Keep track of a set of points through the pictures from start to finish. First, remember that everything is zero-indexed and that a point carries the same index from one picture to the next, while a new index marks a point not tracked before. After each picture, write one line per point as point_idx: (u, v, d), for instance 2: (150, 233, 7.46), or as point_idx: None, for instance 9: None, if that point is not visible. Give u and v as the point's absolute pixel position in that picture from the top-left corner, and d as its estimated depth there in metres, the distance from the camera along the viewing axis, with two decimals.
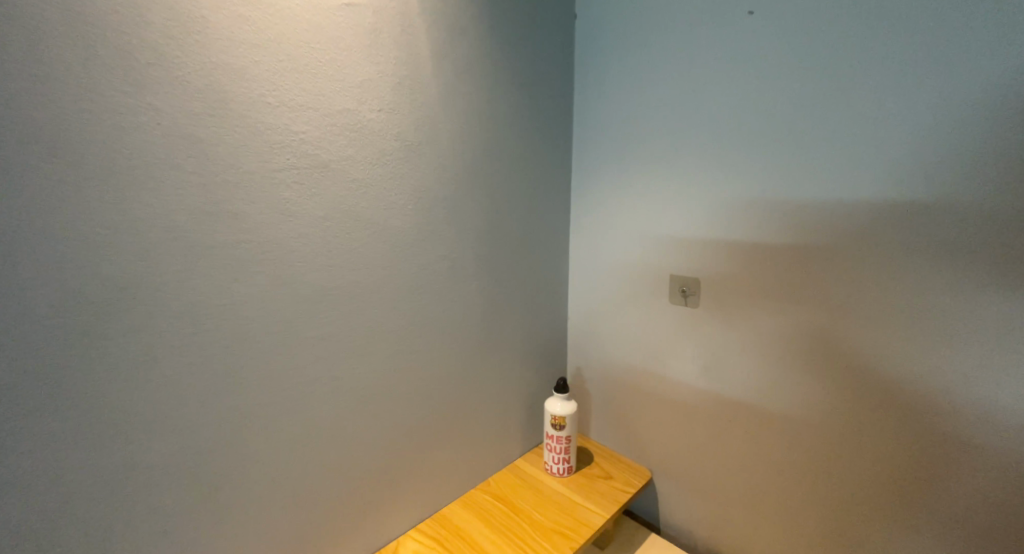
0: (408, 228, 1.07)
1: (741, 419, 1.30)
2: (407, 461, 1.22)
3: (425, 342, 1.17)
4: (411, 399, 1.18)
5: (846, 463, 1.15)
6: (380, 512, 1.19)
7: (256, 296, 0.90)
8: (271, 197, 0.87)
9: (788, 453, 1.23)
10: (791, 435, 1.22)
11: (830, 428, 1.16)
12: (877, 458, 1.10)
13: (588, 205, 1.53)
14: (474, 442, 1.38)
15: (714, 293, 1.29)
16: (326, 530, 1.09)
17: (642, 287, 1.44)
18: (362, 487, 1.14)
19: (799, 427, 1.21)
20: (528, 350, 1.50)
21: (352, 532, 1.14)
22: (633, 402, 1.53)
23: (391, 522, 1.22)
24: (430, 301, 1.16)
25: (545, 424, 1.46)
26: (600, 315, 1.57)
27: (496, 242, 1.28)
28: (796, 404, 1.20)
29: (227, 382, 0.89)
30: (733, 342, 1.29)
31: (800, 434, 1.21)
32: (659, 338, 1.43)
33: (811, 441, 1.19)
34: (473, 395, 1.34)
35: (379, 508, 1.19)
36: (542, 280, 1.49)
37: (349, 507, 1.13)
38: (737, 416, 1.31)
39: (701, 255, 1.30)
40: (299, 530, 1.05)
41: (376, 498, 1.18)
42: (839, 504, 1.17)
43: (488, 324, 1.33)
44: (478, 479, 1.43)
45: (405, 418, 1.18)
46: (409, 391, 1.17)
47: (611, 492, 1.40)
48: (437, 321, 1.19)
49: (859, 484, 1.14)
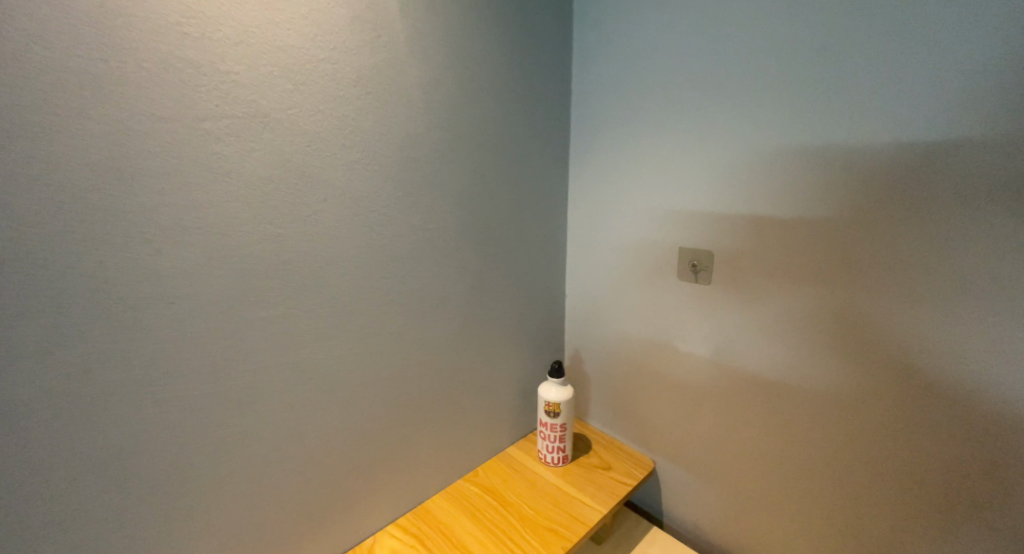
0: (374, 191, 0.93)
1: (754, 408, 1.17)
2: (383, 452, 1.11)
3: (399, 322, 1.05)
4: (385, 384, 1.06)
5: (873, 460, 1.01)
6: (355, 507, 1.09)
7: (189, 271, 0.76)
8: (201, 152, 0.73)
9: (807, 447, 1.10)
10: (810, 428, 1.09)
11: (853, 421, 1.02)
12: (908, 454, 0.97)
13: (588, 170, 1.37)
14: (459, 430, 1.27)
15: (728, 268, 1.14)
16: (290, 529, 0.99)
17: (647, 262, 1.29)
18: (332, 482, 1.03)
19: (819, 419, 1.07)
20: (519, 330, 1.37)
21: (321, 529, 1.04)
22: (635, 386, 1.40)
23: (366, 517, 1.12)
24: (404, 277, 1.03)
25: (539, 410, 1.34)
26: (601, 292, 1.42)
27: (481, 210, 1.14)
28: (818, 394, 1.06)
29: (162, 370, 0.77)
30: (748, 324, 1.14)
31: (819, 426, 1.07)
32: (666, 318, 1.29)
33: (835, 436, 1.05)
34: (458, 380, 1.22)
35: (353, 503, 1.08)
36: (536, 254, 1.35)
37: (318, 503, 1.02)
38: (750, 404, 1.18)
39: (713, 225, 1.14)
40: (258, 531, 0.94)
41: (349, 492, 1.07)
42: (862, 504, 1.04)
43: (473, 302, 1.19)
44: (465, 469, 1.32)
45: (378, 406, 1.06)
46: (382, 377, 1.05)
47: (610, 485, 1.29)
48: (412, 299, 1.06)
49: (885, 484, 1.00)
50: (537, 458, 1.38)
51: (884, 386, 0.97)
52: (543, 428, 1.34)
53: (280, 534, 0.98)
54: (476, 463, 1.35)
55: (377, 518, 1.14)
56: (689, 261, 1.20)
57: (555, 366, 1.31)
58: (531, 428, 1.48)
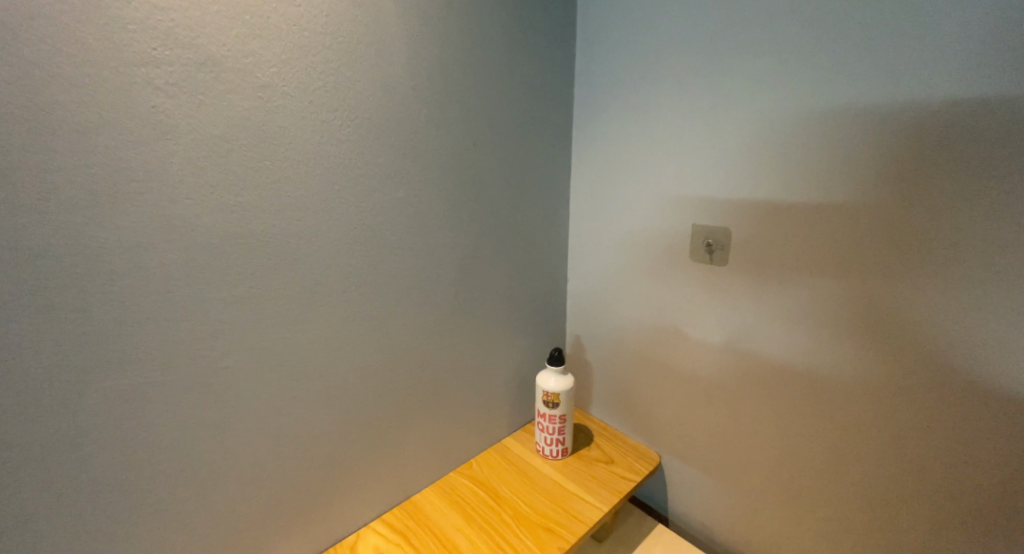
0: (347, 156, 0.83)
1: (769, 401, 1.07)
2: (365, 444, 1.02)
3: (380, 303, 0.95)
4: (365, 371, 0.97)
5: (902, 458, 0.92)
6: (335, 502, 1.01)
7: (133, 244, 0.67)
8: (138, 105, 0.64)
9: (826, 444, 1.00)
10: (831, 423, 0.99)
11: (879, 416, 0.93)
12: (940, 451, 0.87)
13: (592, 141, 1.26)
14: (450, 419, 1.18)
15: (747, 247, 1.03)
16: (263, 527, 0.91)
17: (655, 241, 1.18)
18: (309, 477, 0.95)
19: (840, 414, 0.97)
20: (515, 314, 1.27)
21: (299, 527, 0.96)
22: (639, 375, 1.31)
23: (348, 514, 1.04)
24: (386, 254, 0.93)
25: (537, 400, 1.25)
26: (605, 274, 1.32)
27: (472, 181, 1.03)
28: (842, 387, 0.96)
29: (104, 354, 0.69)
30: (766, 310, 1.03)
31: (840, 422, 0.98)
32: (674, 302, 1.18)
33: (861, 433, 0.95)
34: (447, 367, 1.13)
35: (333, 497, 1.00)
36: (535, 232, 1.25)
37: (294, 498, 0.94)
38: (763, 397, 1.08)
39: (730, 200, 1.03)
40: (226, 529, 0.86)
41: (328, 486, 0.99)
42: (888, 505, 0.95)
43: (464, 283, 1.10)
44: (457, 461, 1.24)
45: (357, 395, 0.97)
46: (361, 363, 0.96)
47: (612, 480, 1.20)
48: (395, 279, 0.96)
49: (914, 483, 0.91)
50: (535, 450, 1.30)
51: (917, 378, 0.87)
52: (541, 420, 1.25)
53: (252, 532, 0.90)
54: (470, 454, 1.27)
55: (360, 513, 1.06)
56: (701, 240, 1.09)
57: (554, 353, 1.22)
58: (529, 418, 1.40)
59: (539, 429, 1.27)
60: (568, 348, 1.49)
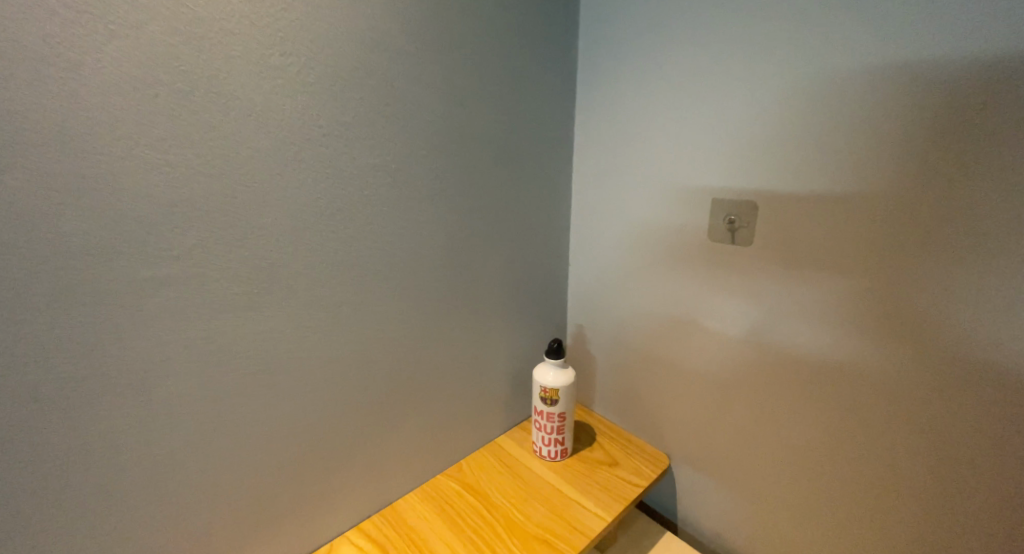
0: (299, 114, 0.73)
1: (790, 400, 0.95)
2: (335, 440, 0.92)
3: (347, 283, 0.86)
4: (331, 359, 0.87)
5: (941, 464, 0.80)
6: (307, 501, 0.92)
7: (50, 202, 0.60)
8: (36, 32, 0.55)
9: (854, 449, 0.88)
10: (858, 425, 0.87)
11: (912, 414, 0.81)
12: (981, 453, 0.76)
13: (598, 109, 1.13)
14: (436, 415, 1.08)
15: (775, 223, 0.90)
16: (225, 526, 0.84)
17: (667, 220, 1.05)
18: (269, 473, 0.86)
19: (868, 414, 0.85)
20: (509, 301, 1.16)
21: (266, 527, 0.88)
22: (645, 369, 1.19)
23: (323, 514, 0.95)
24: (348, 229, 0.83)
25: (534, 397, 1.14)
26: (609, 258, 1.20)
27: (453, 149, 0.93)
28: (875, 384, 0.84)
29: (8, 329, 0.60)
30: (795, 296, 0.90)
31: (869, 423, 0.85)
32: (687, 288, 1.05)
33: (896, 436, 0.83)
34: (431, 357, 1.02)
35: (299, 497, 0.91)
36: (530, 209, 1.13)
37: (258, 495, 0.86)
38: (783, 395, 0.95)
39: (758, 169, 0.90)
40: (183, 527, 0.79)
41: (292, 485, 0.89)
42: (924, 517, 0.83)
43: (446, 263, 0.99)
44: (445, 461, 1.13)
45: (324, 384, 0.88)
46: (327, 351, 0.86)
47: (615, 486, 1.08)
48: (363, 256, 0.86)
49: (961, 494, 0.79)
50: (532, 451, 1.18)
51: (969, 373, 0.75)
52: (539, 418, 1.13)
53: (209, 532, 0.82)
54: (460, 454, 1.16)
55: (332, 515, 0.97)
56: (721, 218, 0.96)
57: (553, 345, 1.10)
58: (526, 414, 1.29)
59: (536, 429, 1.15)
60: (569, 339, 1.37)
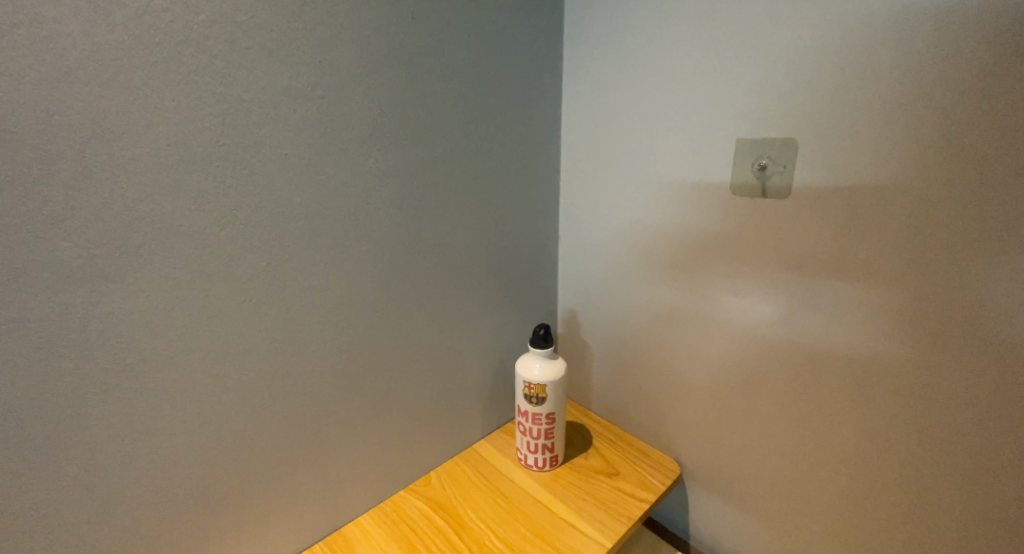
0: (167, 5, 0.55)
1: (830, 401, 0.75)
2: (253, 445, 0.74)
3: (256, 246, 0.67)
4: (243, 342, 0.69)
5: None
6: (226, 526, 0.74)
7: None
8: None
9: (913, 458, 0.69)
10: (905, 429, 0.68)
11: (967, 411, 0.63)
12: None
13: (589, 45, 0.92)
14: (392, 415, 0.89)
15: (817, 171, 0.69)
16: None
17: (678, 176, 0.84)
18: (163, 492, 0.67)
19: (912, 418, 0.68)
20: (481, 277, 0.96)
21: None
22: (649, 363, 0.99)
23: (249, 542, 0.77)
24: (260, 172, 0.65)
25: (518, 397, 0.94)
26: (604, 229, 0.99)
27: (398, 79, 0.75)
28: (947, 377, 0.64)
29: None
30: (845, 262, 0.69)
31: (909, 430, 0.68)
32: (703, 259, 0.84)
33: (973, 440, 0.64)
34: (380, 341, 0.84)
35: (208, 521, 0.72)
36: (505, 167, 0.93)
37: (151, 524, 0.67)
38: (819, 395, 0.76)
39: (800, 95, 0.68)
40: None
41: (201, 506, 0.71)
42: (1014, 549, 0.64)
43: (396, 225, 0.81)
44: (409, 472, 0.94)
45: (232, 375, 0.70)
46: (237, 331, 0.68)
47: (616, 501, 0.89)
48: (281, 212, 0.68)
49: None
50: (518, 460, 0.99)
51: None
52: (524, 421, 0.93)
53: None
54: (428, 463, 0.97)
55: (257, 540, 0.78)
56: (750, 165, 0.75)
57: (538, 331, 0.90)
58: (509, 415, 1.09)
59: (521, 434, 0.95)
60: (559, 328, 1.17)
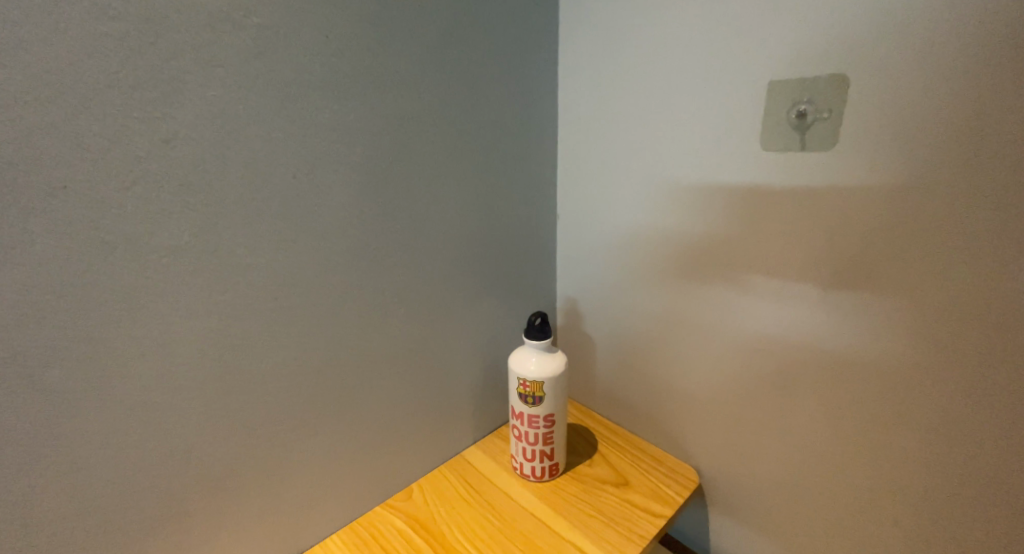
0: None
1: (891, 400, 0.61)
2: (191, 462, 0.60)
3: (178, 216, 0.53)
4: (169, 337, 0.55)
5: None
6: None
7: None
8: None
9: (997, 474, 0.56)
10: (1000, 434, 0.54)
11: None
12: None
13: None
14: (364, 423, 0.75)
15: (882, 116, 0.55)
16: None
17: (700, 137, 0.69)
18: (74, 521, 0.54)
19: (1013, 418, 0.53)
20: (468, 263, 0.82)
21: None
22: (663, 360, 0.85)
23: None
24: (180, 120, 0.51)
25: (511, 397, 0.82)
26: (607, 205, 0.85)
27: (357, 10, 0.60)
28: None
29: None
30: (918, 228, 0.55)
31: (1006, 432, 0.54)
32: (730, 236, 0.70)
33: None
34: (346, 337, 0.70)
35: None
36: (494, 132, 0.79)
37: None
38: (878, 393, 0.62)
39: (867, 16, 0.53)
40: None
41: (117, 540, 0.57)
42: None
43: (363, 195, 0.66)
44: (387, 486, 0.81)
45: (157, 379, 0.56)
46: (159, 322, 0.54)
47: (626, 517, 0.77)
48: (206, 171, 0.54)
49: None
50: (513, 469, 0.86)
51: None
52: (518, 425, 0.81)
53: None
54: (409, 473, 0.84)
55: None
56: (787, 113, 0.61)
57: (533, 321, 0.78)
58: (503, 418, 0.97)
59: (515, 440, 0.83)
60: (559, 318, 1.04)
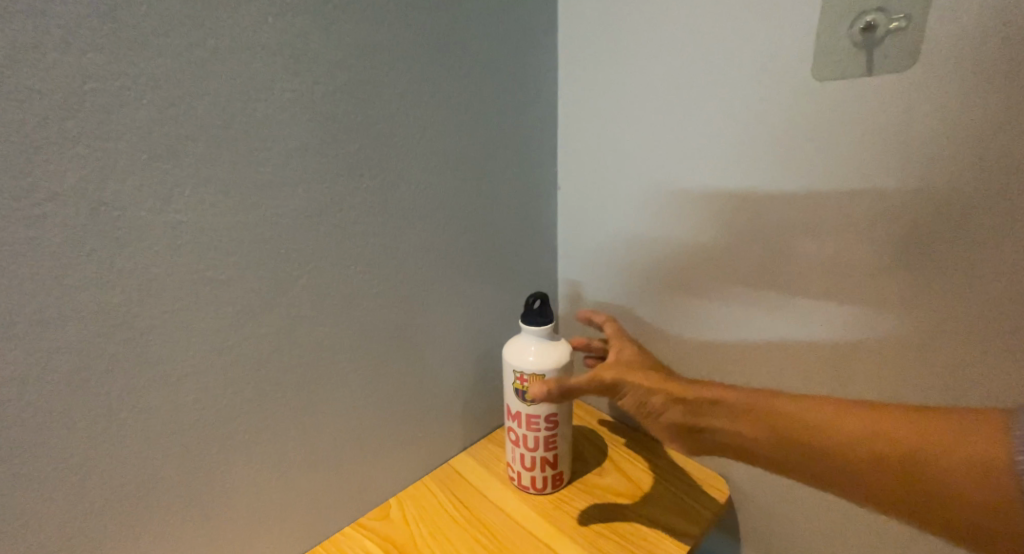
0: None
1: None
2: (127, 484, 0.46)
3: (97, 155, 0.39)
4: (79, 322, 0.41)
5: None
6: None
7: None
8: None
9: None
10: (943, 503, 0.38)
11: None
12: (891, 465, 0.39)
13: None
14: (344, 431, 0.61)
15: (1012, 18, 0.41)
16: None
17: (742, 73, 0.56)
18: None
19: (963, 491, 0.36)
20: (465, 238, 0.68)
21: None
22: (689, 357, 0.70)
23: None
24: (51, 13, 0.36)
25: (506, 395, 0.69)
26: (620, 171, 0.70)
27: None
28: None
29: None
30: None
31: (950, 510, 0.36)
32: (786, 196, 0.56)
33: None
34: (317, 324, 0.55)
35: None
36: (497, 79, 0.65)
37: None
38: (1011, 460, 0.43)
39: None
40: None
41: None
42: None
43: (322, 146, 0.51)
44: (361, 505, 0.67)
45: (74, 377, 0.41)
46: (32, 307, 0.39)
47: (649, 540, 0.64)
48: (133, 95, 0.40)
49: None
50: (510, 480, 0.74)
51: None
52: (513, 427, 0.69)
53: None
54: (387, 489, 0.70)
55: None
56: (850, 25, 0.48)
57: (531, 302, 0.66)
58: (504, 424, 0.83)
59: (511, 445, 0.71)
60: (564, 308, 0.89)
